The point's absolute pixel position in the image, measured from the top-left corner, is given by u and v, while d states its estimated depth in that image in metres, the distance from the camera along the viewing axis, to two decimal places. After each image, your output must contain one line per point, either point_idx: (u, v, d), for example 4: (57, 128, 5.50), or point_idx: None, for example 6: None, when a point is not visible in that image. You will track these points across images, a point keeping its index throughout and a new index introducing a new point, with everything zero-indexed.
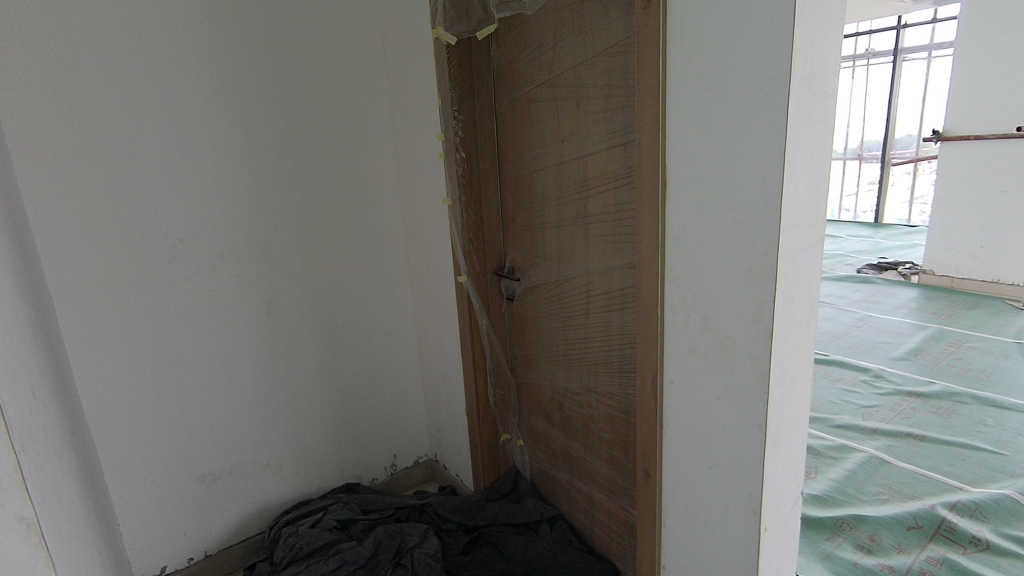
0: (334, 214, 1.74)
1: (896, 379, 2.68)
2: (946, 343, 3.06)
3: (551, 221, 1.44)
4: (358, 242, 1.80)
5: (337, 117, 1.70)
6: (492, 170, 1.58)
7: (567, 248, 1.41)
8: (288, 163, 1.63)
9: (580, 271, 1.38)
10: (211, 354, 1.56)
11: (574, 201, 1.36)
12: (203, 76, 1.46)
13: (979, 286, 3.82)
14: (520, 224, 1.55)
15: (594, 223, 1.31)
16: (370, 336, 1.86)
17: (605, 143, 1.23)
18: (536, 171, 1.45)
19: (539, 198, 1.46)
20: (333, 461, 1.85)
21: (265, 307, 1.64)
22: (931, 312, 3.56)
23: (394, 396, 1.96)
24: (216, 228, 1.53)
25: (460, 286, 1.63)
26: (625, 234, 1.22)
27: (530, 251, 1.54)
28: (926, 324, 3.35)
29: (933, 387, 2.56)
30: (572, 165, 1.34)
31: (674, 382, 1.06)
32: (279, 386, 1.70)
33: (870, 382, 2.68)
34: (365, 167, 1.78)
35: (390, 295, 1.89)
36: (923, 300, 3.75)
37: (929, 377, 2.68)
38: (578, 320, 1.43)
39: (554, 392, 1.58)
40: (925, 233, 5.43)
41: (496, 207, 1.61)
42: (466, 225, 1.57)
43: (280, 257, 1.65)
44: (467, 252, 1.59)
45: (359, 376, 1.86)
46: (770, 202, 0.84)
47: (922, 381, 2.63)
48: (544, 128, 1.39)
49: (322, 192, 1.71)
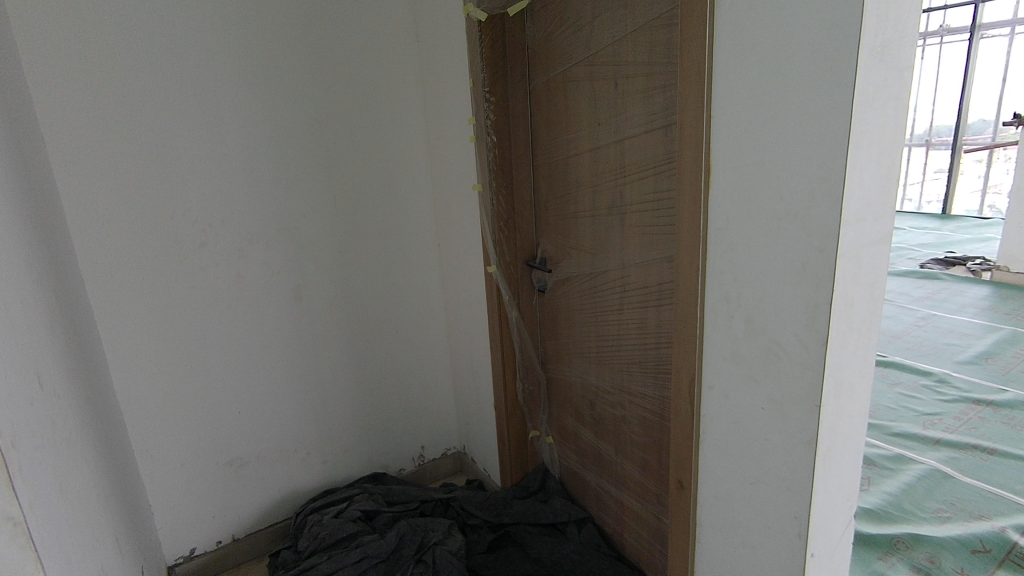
0: (364, 200, 1.70)
1: (962, 385, 2.48)
2: (1021, 347, 2.82)
3: (586, 210, 1.36)
4: (387, 229, 1.76)
5: (368, 101, 1.66)
6: (525, 155, 1.51)
7: (602, 238, 1.32)
8: (317, 148, 1.60)
9: (615, 263, 1.29)
10: (239, 341, 1.56)
11: (610, 188, 1.27)
12: (232, 59, 1.44)
13: None
14: (553, 214, 1.47)
15: (631, 212, 1.22)
16: (400, 325, 1.83)
17: (644, 125, 1.14)
18: (571, 156, 1.37)
19: (573, 185, 1.38)
20: (360, 450, 1.84)
21: (294, 294, 1.63)
22: (1004, 312, 3.28)
23: (423, 387, 1.92)
24: (244, 214, 1.52)
25: (489, 276, 1.56)
26: (665, 226, 1.13)
27: (563, 242, 1.46)
28: (998, 326, 3.09)
29: (1004, 396, 2.35)
30: (609, 150, 1.25)
31: (713, 389, 0.97)
32: (306, 374, 1.69)
33: (932, 387, 2.48)
34: (396, 153, 1.73)
35: (420, 284, 1.85)
36: (995, 299, 3.46)
37: (1001, 385, 2.46)
38: (612, 315, 1.34)
39: (585, 390, 1.50)
40: (999, 226, 5.03)
41: (528, 195, 1.53)
42: (497, 213, 1.50)
43: (308, 244, 1.63)
44: (497, 241, 1.52)
45: (387, 365, 1.83)
46: (830, 192, 0.74)
47: (992, 388, 2.42)
48: (580, 110, 1.31)
49: (352, 178, 1.67)
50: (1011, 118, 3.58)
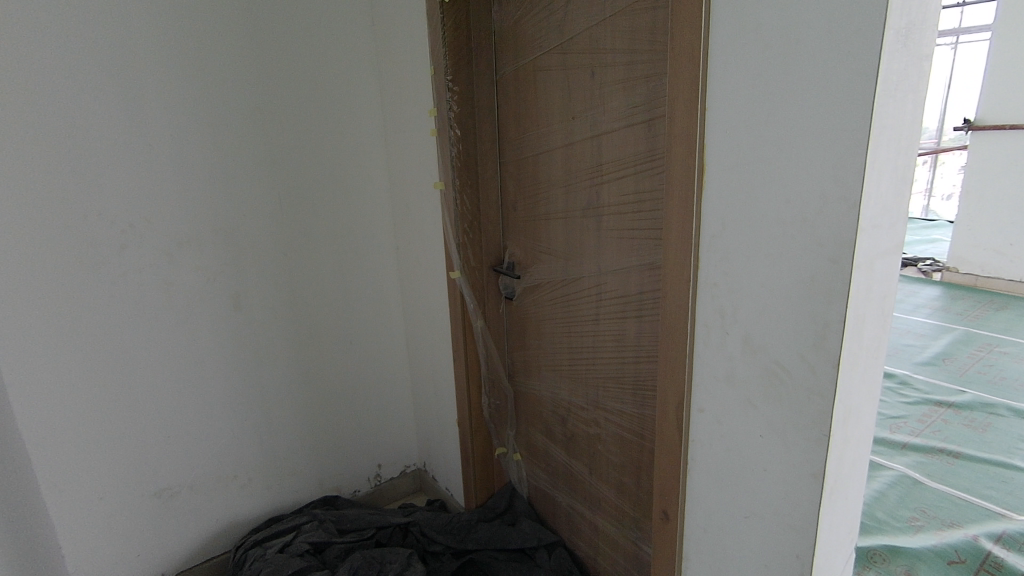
0: (313, 198, 1.54)
1: (923, 387, 2.50)
2: (975, 348, 2.88)
3: (558, 212, 1.25)
4: (340, 231, 1.61)
5: (317, 89, 1.50)
6: (492, 151, 1.39)
7: (576, 243, 1.22)
8: (260, 140, 1.43)
9: (590, 270, 1.19)
10: (168, 356, 1.38)
11: (584, 188, 1.16)
12: (157, 36, 1.26)
13: (1006, 286, 3.62)
14: (522, 215, 1.36)
15: (609, 215, 1.11)
16: (354, 335, 1.68)
17: (625, 119, 1.04)
18: (541, 153, 1.26)
19: (543, 184, 1.27)
20: (310, 471, 1.68)
21: (233, 302, 1.46)
22: (956, 312, 3.37)
23: (380, 400, 1.78)
24: (173, 213, 1.34)
25: (452, 283, 1.43)
26: (649, 231, 1.03)
27: (534, 246, 1.35)
28: (951, 326, 3.16)
29: (963, 398, 2.37)
30: (584, 146, 1.14)
31: (703, 412, 0.87)
32: (248, 391, 1.52)
33: (894, 389, 2.49)
34: (350, 147, 1.59)
35: (376, 290, 1.71)
36: (946, 300, 3.55)
37: (959, 386, 2.49)
38: (586, 326, 1.24)
39: (556, 406, 1.39)
40: (945, 228, 5.23)
41: (495, 196, 1.42)
42: (462, 214, 1.37)
43: (249, 247, 1.46)
44: (461, 244, 1.39)
45: (340, 378, 1.68)
46: (845, 195, 0.64)
47: (952, 390, 2.45)
48: (552, 103, 1.19)
49: (300, 174, 1.51)
50: (961, 124, 3.69)
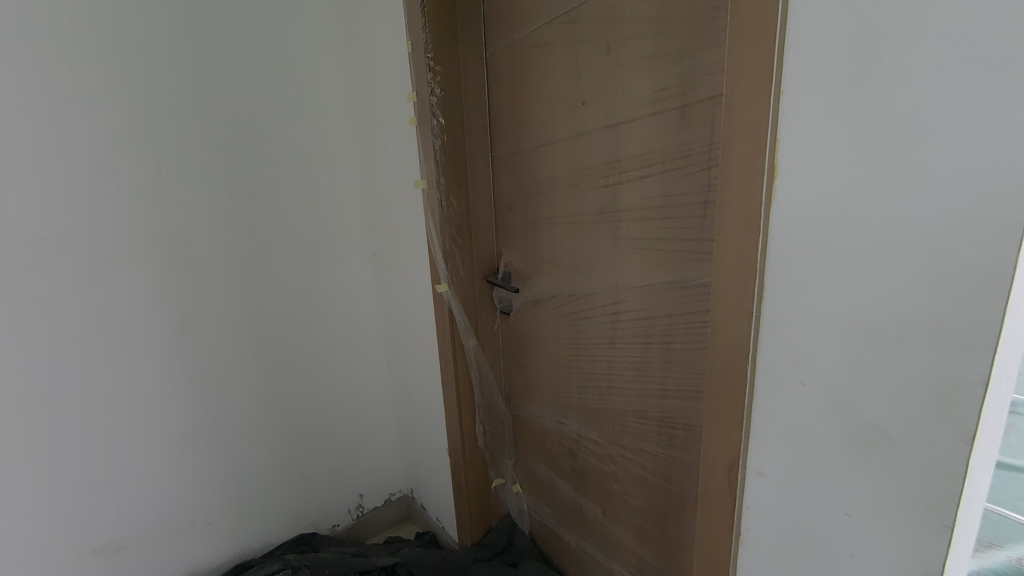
0: (273, 198, 1.32)
1: None
2: None
3: (564, 216, 1.05)
4: (308, 236, 1.39)
5: (274, 71, 1.27)
6: (482, 143, 1.18)
7: (587, 254, 1.02)
8: (205, 131, 1.20)
9: (605, 286, 1.00)
10: (104, 392, 1.17)
11: (597, 189, 0.97)
12: (66, 5, 1.01)
13: None
14: (520, 218, 1.16)
15: (630, 222, 0.92)
16: (327, 354, 1.48)
17: (652, 105, 0.84)
18: (542, 146, 1.06)
19: (545, 183, 1.07)
20: (282, 509, 1.48)
21: (181, 325, 1.23)
22: None
23: (360, 424, 1.58)
24: (100, 223, 1.11)
25: (438, 298, 1.23)
26: (683, 243, 0.84)
27: (534, 254, 1.15)
28: None
29: None
30: (597, 139, 0.94)
31: (765, 476, 0.70)
32: (204, 425, 1.31)
33: None
34: (315, 138, 1.36)
35: (352, 302, 1.50)
36: None
37: None
38: (600, 350, 1.06)
39: (563, 436, 1.21)
40: None
41: (487, 195, 1.21)
42: (450, 218, 1.17)
43: (197, 259, 1.23)
44: (448, 253, 1.19)
45: (314, 403, 1.48)
46: (1000, 214, 0.46)
47: None
48: (556, 86, 0.99)
49: (256, 172, 1.28)
50: None
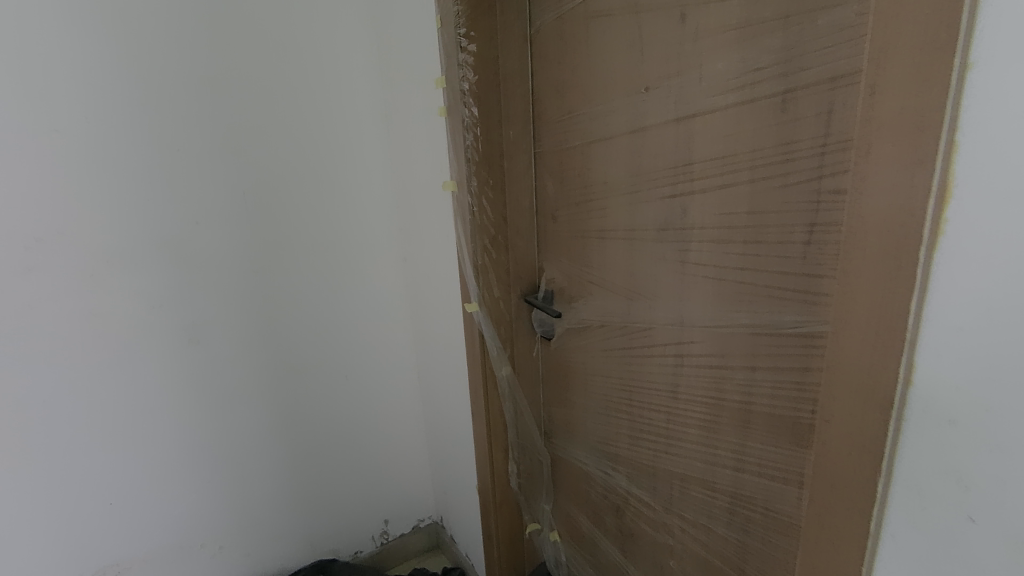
0: (293, 198, 1.18)
1: None
2: None
3: (619, 229, 0.85)
4: (329, 240, 1.24)
5: (293, 54, 1.12)
6: (524, 138, 0.98)
7: (648, 278, 0.81)
8: (216, 123, 1.07)
9: (666, 320, 0.80)
10: (105, 405, 1.08)
11: (661, 198, 0.76)
12: None
13: None
14: (566, 229, 0.96)
15: (705, 243, 0.71)
16: (351, 369, 1.34)
17: (740, 90, 0.63)
18: (595, 142, 0.85)
19: (597, 188, 0.87)
20: (300, 534, 1.37)
21: (189, 336, 1.13)
22: None
23: (387, 446, 1.44)
24: (99, 222, 1.01)
25: (468, 319, 1.05)
26: (776, 276, 0.64)
27: (581, 273, 0.95)
28: None
29: None
30: (664, 133, 0.73)
31: None
32: (213, 443, 1.20)
33: None
34: (341, 130, 1.21)
35: (379, 313, 1.35)
36: None
37: None
38: (658, 397, 0.85)
39: (609, 490, 1.01)
40: None
41: (528, 201, 1.01)
42: (484, 227, 0.98)
43: (207, 264, 1.12)
44: (480, 268, 1.00)
45: (335, 422, 1.35)
46: None
47: None
48: (615, 66, 0.79)
49: (271, 167, 1.14)
50: None
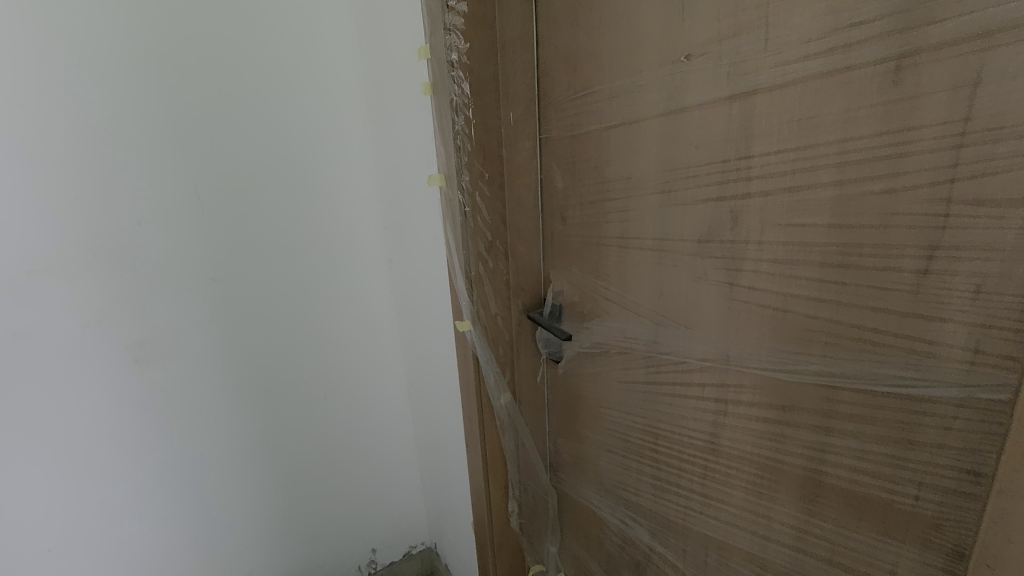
0: (257, 192, 1.00)
1: None
2: None
3: (647, 238, 0.67)
4: (301, 241, 1.07)
5: (253, 20, 0.93)
6: (528, 120, 0.80)
7: (683, 301, 0.64)
8: (159, 103, 0.89)
9: (704, 357, 0.63)
10: (36, 438, 0.92)
11: (704, 202, 0.59)
12: None
13: None
14: (578, 233, 0.79)
15: (765, 263, 0.54)
16: (331, 387, 1.17)
17: (830, 55, 0.45)
18: (618, 127, 0.68)
19: (617, 186, 0.70)
20: (276, 569, 1.22)
21: (136, 356, 0.96)
22: None
23: (374, 470, 1.28)
24: (15, 224, 0.83)
25: (460, 338, 0.88)
26: (871, 316, 0.47)
27: (596, 287, 0.78)
28: None
29: None
30: (712, 116, 0.55)
31: None
32: (171, 475, 1.04)
33: None
34: (313, 112, 1.02)
35: (362, 323, 1.17)
36: None
37: None
38: (692, 448, 0.69)
39: (626, 544, 0.85)
40: None
41: (532, 197, 0.83)
42: (478, 230, 0.81)
43: (155, 272, 0.94)
44: (475, 280, 0.83)
45: (314, 447, 1.19)
46: None
47: None
48: (646, 28, 0.60)
49: (229, 157, 0.96)
50: None
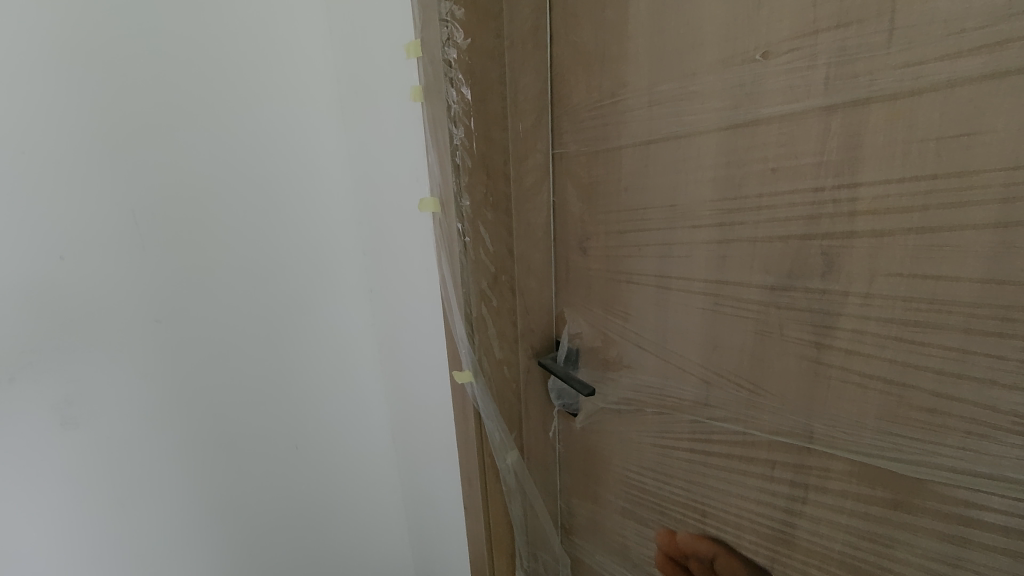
0: (212, 216, 0.84)
1: None
2: None
3: (695, 279, 0.55)
4: (264, 271, 0.90)
5: (204, 10, 0.78)
6: (538, 133, 0.66)
7: (745, 359, 0.52)
8: (86, 108, 0.72)
9: (773, 429, 0.51)
10: None
11: (781, 240, 0.46)
12: None
13: None
14: (601, 267, 0.66)
15: (872, 323, 0.42)
16: (304, 438, 1.02)
17: (1002, 49, 0.32)
18: (658, 143, 0.55)
19: (656, 214, 0.57)
20: None
21: (63, 419, 0.78)
22: None
23: (354, 527, 1.13)
24: None
25: (459, 390, 0.74)
26: None
27: (624, 332, 0.65)
28: None
29: None
30: (800, 132, 0.43)
31: None
32: (110, 558, 0.86)
33: None
34: (278, 121, 0.87)
35: (337, 363, 1.02)
36: None
37: None
38: (754, 535, 0.56)
39: None
40: None
41: (543, 223, 0.70)
42: (482, 265, 0.67)
43: (84, 315, 0.77)
44: (477, 323, 0.70)
45: (285, 508, 1.03)
46: None
47: None
48: (704, 19, 0.47)
49: (173, 175, 0.80)
50: None
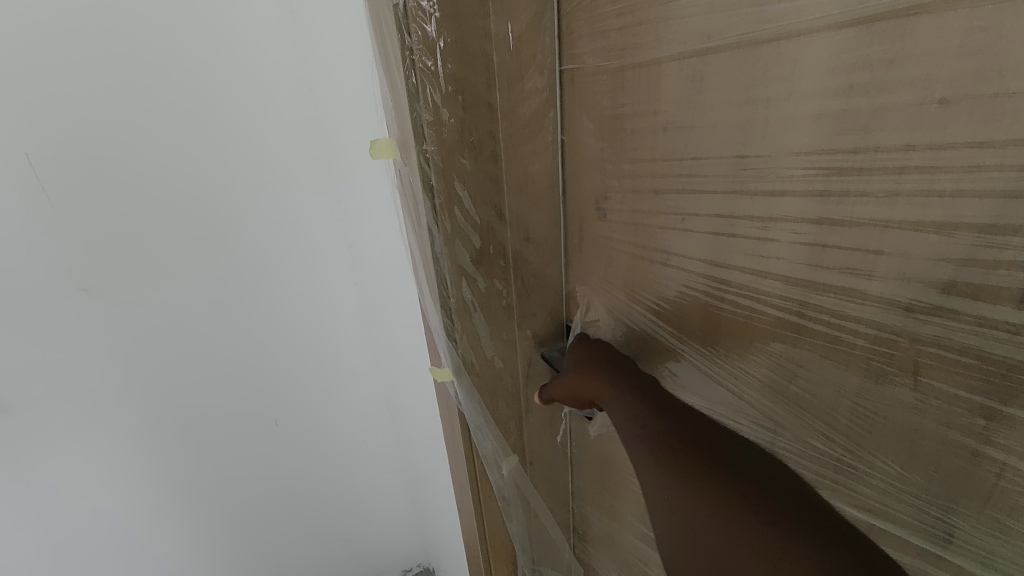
0: (134, 159, 0.65)
1: None
2: None
3: (769, 276, 0.35)
4: (213, 227, 0.72)
5: None
6: (539, 40, 0.45)
7: (844, 405, 0.33)
8: None
9: (880, 510, 0.34)
10: None
11: (943, 231, 0.26)
12: None
13: None
14: (626, 241, 0.46)
15: None
16: (286, 414, 0.89)
17: None
18: (724, 53, 0.33)
19: (711, 170, 0.37)
20: None
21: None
22: None
23: (354, 500, 1.04)
24: None
25: (443, 388, 0.58)
26: None
27: (656, 332, 0.47)
28: None
29: None
30: (1019, 29, 0.22)
31: None
32: (85, 526, 0.82)
33: None
34: (206, 25, 0.62)
35: (321, 333, 0.86)
36: None
37: None
38: None
39: None
40: None
41: (548, 175, 0.50)
42: (462, 239, 0.49)
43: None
44: (460, 312, 0.51)
45: (273, 482, 0.94)
46: None
47: None
48: None
49: (72, 107, 0.60)
50: None
